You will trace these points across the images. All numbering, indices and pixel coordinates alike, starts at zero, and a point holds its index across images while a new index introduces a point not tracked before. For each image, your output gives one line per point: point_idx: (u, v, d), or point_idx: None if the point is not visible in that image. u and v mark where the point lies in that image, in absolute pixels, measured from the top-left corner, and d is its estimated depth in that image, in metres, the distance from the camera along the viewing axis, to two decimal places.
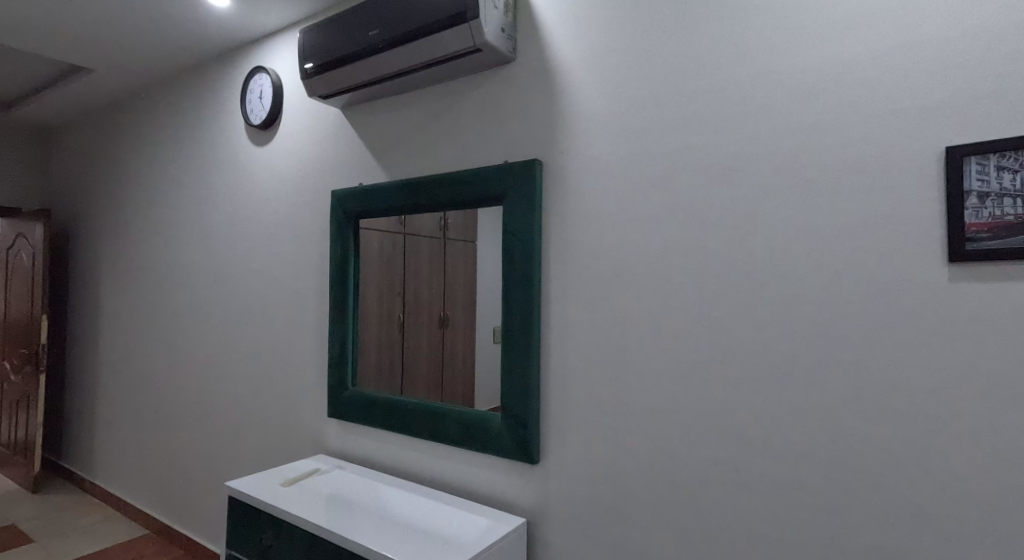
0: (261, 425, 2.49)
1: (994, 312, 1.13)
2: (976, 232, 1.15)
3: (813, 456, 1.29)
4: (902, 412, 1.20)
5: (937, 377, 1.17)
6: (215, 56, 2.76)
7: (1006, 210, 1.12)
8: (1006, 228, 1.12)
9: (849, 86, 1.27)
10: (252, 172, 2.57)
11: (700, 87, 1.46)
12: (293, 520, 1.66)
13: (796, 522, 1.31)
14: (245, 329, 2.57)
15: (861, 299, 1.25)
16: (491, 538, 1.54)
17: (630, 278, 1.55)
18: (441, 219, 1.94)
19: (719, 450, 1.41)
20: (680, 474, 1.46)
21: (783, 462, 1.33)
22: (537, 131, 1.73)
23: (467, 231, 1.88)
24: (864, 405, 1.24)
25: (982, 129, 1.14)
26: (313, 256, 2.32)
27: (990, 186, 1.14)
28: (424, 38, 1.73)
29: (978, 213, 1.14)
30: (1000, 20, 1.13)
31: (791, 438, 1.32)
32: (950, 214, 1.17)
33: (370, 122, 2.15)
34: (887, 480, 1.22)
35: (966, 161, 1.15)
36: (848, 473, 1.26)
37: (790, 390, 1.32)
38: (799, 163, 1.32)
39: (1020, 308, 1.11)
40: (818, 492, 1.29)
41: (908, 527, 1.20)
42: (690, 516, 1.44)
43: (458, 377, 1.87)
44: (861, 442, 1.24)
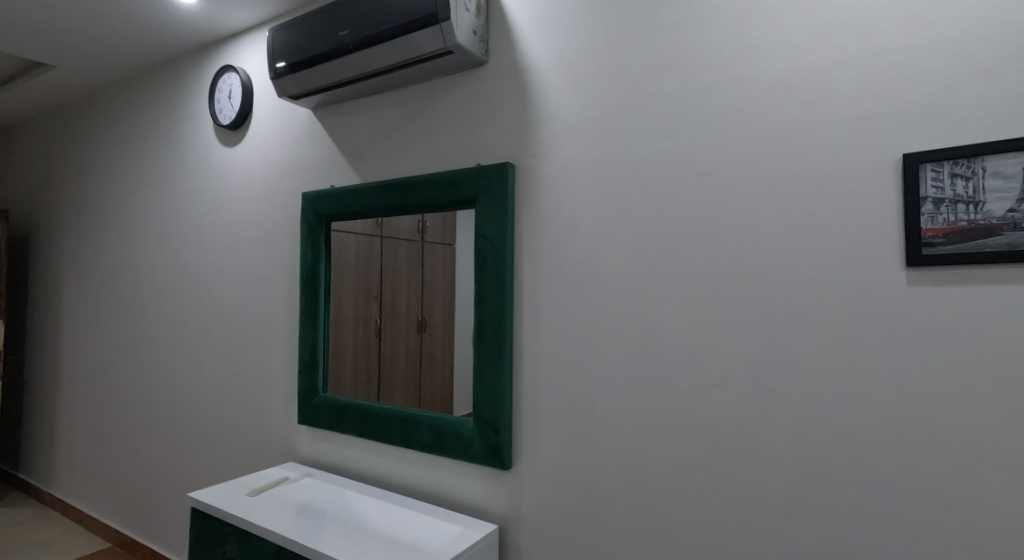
0: (225, 435, 2.40)
1: (954, 315, 1.12)
2: (932, 237, 1.14)
3: (785, 467, 1.27)
4: (871, 415, 1.18)
5: (905, 386, 1.15)
6: (182, 54, 2.65)
7: (960, 216, 1.11)
8: (960, 234, 1.11)
9: (823, 92, 1.25)
10: (220, 174, 2.48)
11: (672, 91, 1.43)
12: (254, 529, 1.60)
13: (764, 528, 1.29)
14: (211, 337, 2.48)
15: (832, 304, 1.23)
16: (461, 545, 1.48)
17: (600, 285, 1.51)
18: (419, 222, 1.84)
19: (689, 454, 1.38)
20: (651, 478, 1.42)
21: (753, 465, 1.30)
22: (508, 132, 1.68)
23: (445, 234, 1.78)
24: (834, 409, 1.22)
25: (943, 135, 1.13)
26: (282, 261, 2.25)
27: (945, 192, 1.13)
28: (395, 39, 1.67)
29: (934, 219, 1.13)
30: (976, 27, 1.11)
31: (762, 442, 1.29)
32: (906, 220, 1.16)
33: (341, 124, 2.08)
34: (855, 483, 1.20)
35: (921, 167, 1.14)
36: (816, 476, 1.23)
37: (762, 396, 1.29)
38: (776, 166, 1.29)
39: (979, 312, 1.10)
40: (789, 495, 1.26)
41: (876, 529, 1.18)
42: (660, 520, 1.41)
43: (432, 386, 1.76)
44: (831, 445, 1.22)
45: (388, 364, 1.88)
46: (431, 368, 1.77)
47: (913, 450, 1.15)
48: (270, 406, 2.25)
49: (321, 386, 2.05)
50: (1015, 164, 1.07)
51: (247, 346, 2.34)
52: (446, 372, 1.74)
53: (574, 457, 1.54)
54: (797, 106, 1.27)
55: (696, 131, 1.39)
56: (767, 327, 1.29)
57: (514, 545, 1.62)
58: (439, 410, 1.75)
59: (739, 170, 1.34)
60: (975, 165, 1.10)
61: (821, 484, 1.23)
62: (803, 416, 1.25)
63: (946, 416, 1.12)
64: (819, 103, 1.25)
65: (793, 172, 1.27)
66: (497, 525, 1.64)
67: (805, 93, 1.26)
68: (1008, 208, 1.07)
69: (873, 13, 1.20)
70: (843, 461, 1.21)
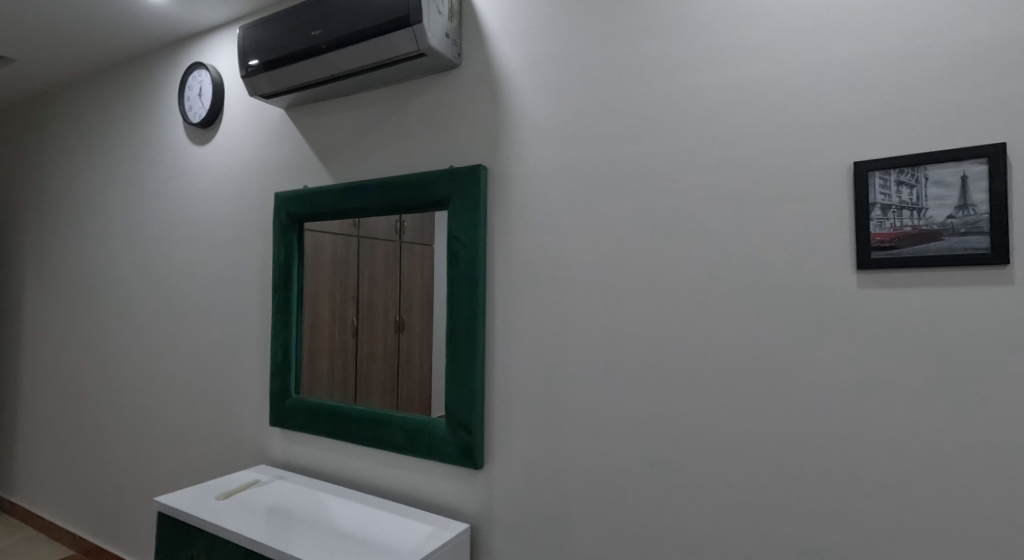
0: (195, 437, 2.37)
1: (903, 316, 1.16)
2: (880, 241, 1.18)
3: (747, 463, 1.30)
4: (827, 412, 1.23)
5: (860, 384, 1.20)
6: (152, 50, 2.61)
7: (905, 222, 1.16)
8: (906, 239, 1.16)
9: (785, 101, 1.28)
10: (190, 173, 2.44)
11: (640, 97, 1.45)
12: (222, 533, 1.58)
13: (727, 523, 1.32)
14: (180, 338, 2.44)
15: (792, 306, 1.26)
16: (432, 545, 1.49)
17: (570, 287, 1.53)
18: (396, 222, 1.83)
19: (655, 452, 1.40)
20: (618, 475, 1.45)
21: (716, 462, 1.33)
22: (480, 135, 1.70)
23: (423, 235, 1.77)
24: (792, 407, 1.26)
25: (893, 142, 1.18)
26: (253, 262, 2.22)
27: (892, 199, 1.17)
28: (368, 41, 1.67)
29: (881, 224, 1.18)
30: (925, 40, 1.16)
31: (724, 440, 1.33)
32: (856, 225, 1.20)
33: (314, 124, 2.07)
34: (813, 478, 1.24)
35: (870, 174, 1.19)
36: (776, 472, 1.27)
37: (725, 394, 1.33)
38: (739, 171, 1.33)
39: (927, 313, 1.15)
40: (751, 491, 1.30)
41: (832, 523, 1.22)
42: (628, 517, 1.44)
43: (408, 387, 1.76)
44: (789, 442, 1.26)
45: (364, 365, 1.87)
46: (407, 369, 1.77)
47: (866, 446, 1.19)
48: (241, 408, 2.23)
49: (293, 387, 2.04)
50: (955, 172, 1.12)
51: (217, 348, 2.31)
52: (422, 373, 1.74)
53: (544, 456, 1.56)
54: (760, 114, 1.31)
55: (663, 137, 1.42)
56: (732, 328, 1.32)
57: (485, 544, 1.63)
58: (414, 410, 1.74)
59: (705, 174, 1.37)
60: (918, 173, 1.15)
61: (781, 480, 1.27)
62: (765, 414, 1.29)
63: (896, 413, 1.17)
64: (779, 111, 1.29)
65: (757, 177, 1.31)
66: (469, 524, 1.65)
67: (767, 101, 1.30)
68: (949, 214, 1.13)
69: (831, 23, 1.24)
70: (803, 458, 1.25)
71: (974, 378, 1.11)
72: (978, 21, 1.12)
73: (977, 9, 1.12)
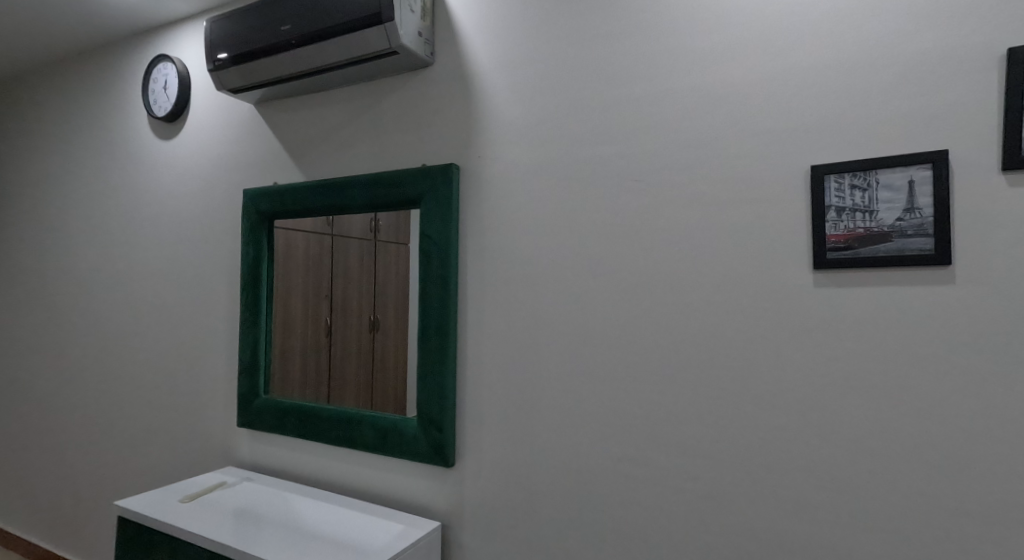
0: (161, 438, 2.32)
1: (857, 314, 1.21)
2: (835, 242, 1.23)
3: (710, 457, 1.34)
4: (786, 408, 1.27)
5: (817, 381, 1.24)
6: (115, 41, 2.54)
7: (858, 224, 1.21)
8: (859, 240, 1.21)
9: (748, 106, 1.32)
10: (155, 167, 2.39)
11: (609, 99, 1.48)
12: (186, 536, 1.56)
13: (691, 516, 1.35)
14: (144, 337, 2.39)
15: (753, 305, 1.30)
16: (401, 544, 1.49)
17: (540, 286, 1.55)
18: (371, 220, 1.82)
19: (621, 447, 1.43)
20: (586, 470, 1.47)
21: (680, 456, 1.37)
22: (452, 134, 1.71)
23: (397, 234, 1.76)
24: (752, 402, 1.30)
25: (849, 148, 1.22)
26: (221, 259, 2.19)
27: (846, 202, 1.22)
28: (339, 37, 1.67)
29: (836, 226, 1.23)
30: (878, 49, 1.20)
31: (688, 435, 1.36)
32: (813, 227, 1.25)
33: (284, 120, 2.05)
34: (772, 471, 1.28)
35: (825, 178, 1.23)
36: (737, 465, 1.31)
37: (689, 390, 1.36)
38: (705, 174, 1.36)
39: (879, 311, 1.19)
40: (714, 484, 1.33)
41: (791, 515, 1.26)
42: (595, 512, 1.46)
43: (382, 387, 1.75)
44: (750, 436, 1.30)
45: (337, 365, 1.86)
46: (382, 369, 1.76)
47: (822, 440, 1.23)
48: (208, 408, 2.20)
49: (261, 387, 2.02)
50: (903, 177, 1.17)
51: (183, 348, 2.27)
52: (397, 373, 1.73)
53: (513, 453, 1.57)
54: (725, 117, 1.34)
55: (631, 139, 1.45)
56: (696, 326, 1.36)
57: (455, 542, 1.65)
58: (387, 410, 1.74)
59: (673, 177, 1.40)
60: (870, 177, 1.20)
61: (742, 474, 1.30)
62: (727, 410, 1.32)
63: (850, 408, 1.21)
64: (743, 116, 1.32)
65: (722, 179, 1.34)
66: (439, 521, 1.65)
67: (732, 105, 1.34)
68: (898, 216, 1.17)
69: (792, 31, 1.28)
70: (763, 451, 1.29)
71: (921, 373, 1.16)
72: (927, 32, 1.17)
73: (926, 19, 1.17)
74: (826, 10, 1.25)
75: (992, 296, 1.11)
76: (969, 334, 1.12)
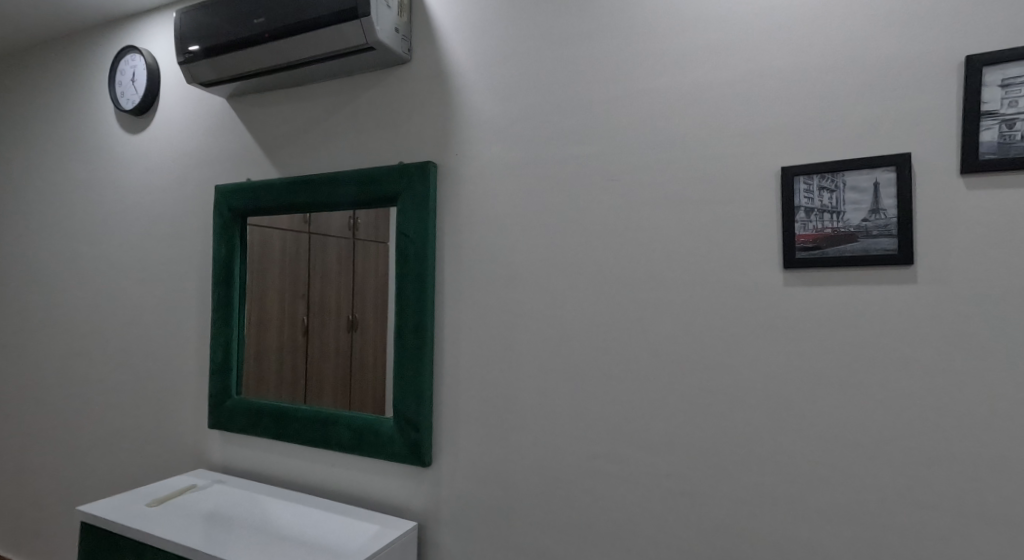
0: (129, 439, 2.26)
1: (824, 313, 1.24)
2: (804, 242, 1.25)
3: (683, 454, 1.36)
4: (756, 404, 1.29)
5: (787, 380, 1.27)
6: (81, 31, 2.47)
7: (826, 224, 1.24)
8: (827, 240, 1.24)
9: (721, 108, 1.34)
10: (124, 162, 2.33)
11: (586, 99, 1.49)
12: (154, 541, 1.52)
13: (664, 512, 1.37)
14: (111, 336, 2.32)
15: (725, 303, 1.33)
16: (375, 545, 1.48)
17: (517, 285, 1.56)
18: (350, 218, 1.80)
19: (595, 444, 1.45)
20: (561, 467, 1.49)
21: (654, 453, 1.39)
22: (428, 132, 1.70)
23: (376, 232, 1.74)
24: (724, 399, 1.32)
25: (819, 150, 1.25)
26: (192, 256, 2.15)
27: (815, 203, 1.25)
28: (314, 31, 1.65)
29: (805, 226, 1.25)
30: (845, 54, 1.23)
31: (661, 431, 1.38)
32: (783, 227, 1.27)
33: (258, 116, 2.02)
34: (743, 467, 1.30)
35: (795, 179, 1.26)
36: (709, 462, 1.33)
37: (662, 388, 1.38)
38: (679, 174, 1.38)
39: (845, 310, 1.22)
40: (687, 480, 1.35)
41: (761, 510, 1.29)
42: (570, 508, 1.47)
43: (360, 387, 1.74)
44: (721, 432, 1.32)
45: (314, 365, 1.83)
46: (361, 369, 1.74)
47: (791, 436, 1.26)
48: (178, 409, 2.15)
49: (233, 388, 1.99)
50: (868, 179, 1.21)
51: (153, 347, 2.22)
52: (375, 372, 1.72)
53: (489, 451, 1.58)
54: (699, 118, 1.36)
55: (608, 139, 1.46)
56: (669, 324, 1.38)
57: (432, 542, 1.64)
58: (365, 409, 1.73)
59: (649, 177, 1.41)
60: (838, 179, 1.23)
61: (714, 470, 1.33)
62: (700, 408, 1.34)
63: (817, 404, 1.24)
64: (717, 117, 1.34)
65: (696, 180, 1.36)
66: (415, 521, 1.65)
67: (706, 106, 1.36)
68: (863, 217, 1.21)
69: (765, 35, 1.30)
70: (733, 447, 1.31)
71: (884, 369, 1.19)
72: (894, 38, 1.20)
73: (891, 26, 1.20)
74: (796, 15, 1.28)
75: (952, 295, 1.15)
76: (931, 333, 1.16)
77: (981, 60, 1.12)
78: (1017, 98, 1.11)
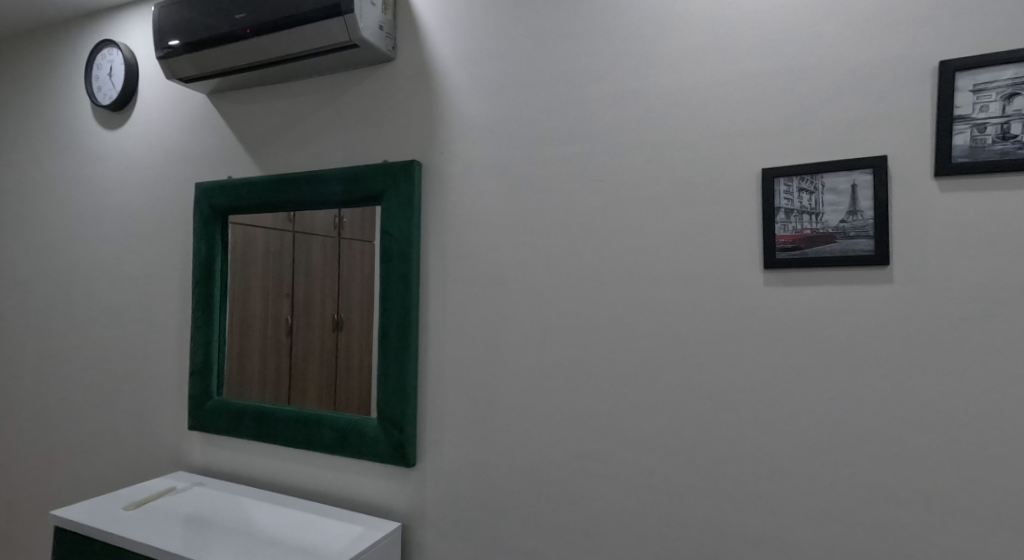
0: (100, 447, 2.10)
1: (859, 299, 1.11)
2: (784, 243, 1.16)
3: (701, 456, 1.22)
4: (782, 401, 1.16)
5: (796, 377, 1.15)
6: (53, 23, 2.30)
7: (805, 225, 1.15)
8: (807, 241, 1.14)
9: (745, 74, 1.20)
10: (98, 159, 2.16)
11: (592, 70, 1.35)
12: (122, 542, 1.38)
13: (682, 520, 1.23)
14: (81, 340, 2.16)
15: (746, 289, 1.19)
16: (362, 546, 1.35)
17: (505, 284, 1.42)
18: (335, 217, 1.64)
19: (603, 445, 1.30)
20: (564, 471, 1.34)
21: (668, 455, 1.24)
22: (418, 108, 1.56)
23: (363, 231, 1.58)
24: (747, 396, 1.18)
25: (856, 119, 1.12)
26: (167, 252, 1.99)
27: (795, 203, 1.15)
28: (293, 29, 1.51)
29: (785, 226, 1.16)
30: (884, 13, 1.10)
31: (676, 432, 1.24)
32: (762, 227, 1.18)
33: (237, 112, 1.86)
34: (769, 469, 1.16)
35: (775, 181, 1.17)
36: (731, 465, 1.19)
37: (675, 383, 1.24)
38: (699, 147, 1.24)
39: (882, 295, 1.09)
40: (707, 485, 1.21)
41: (792, 517, 1.15)
42: (576, 517, 1.33)
43: (346, 389, 1.59)
44: (743, 432, 1.18)
45: (299, 365, 1.67)
46: (346, 369, 1.59)
47: (822, 435, 1.13)
48: (151, 416, 2.00)
49: (214, 389, 1.83)
50: (846, 180, 1.12)
51: (123, 353, 2.06)
52: (363, 373, 1.56)
53: (484, 454, 1.43)
54: (720, 87, 1.22)
55: (618, 113, 1.32)
56: (684, 313, 1.24)
57: (412, 553, 1.50)
58: (350, 410, 1.58)
59: (664, 153, 1.27)
60: (817, 180, 1.14)
61: (737, 474, 1.19)
62: (719, 407, 1.20)
63: (851, 400, 1.11)
64: (730, 119, 1.21)
65: (719, 154, 1.22)
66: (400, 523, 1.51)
67: (731, 72, 1.21)
68: (842, 218, 1.12)
69: None
70: (757, 448, 1.17)
71: (927, 360, 1.06)
72: None
73: None
74: None
75: (1004, 274, 1.02)
76: (940, 326, 1.06)
77: (956, 67, 1.04)
78: (989, 104, 1.03)
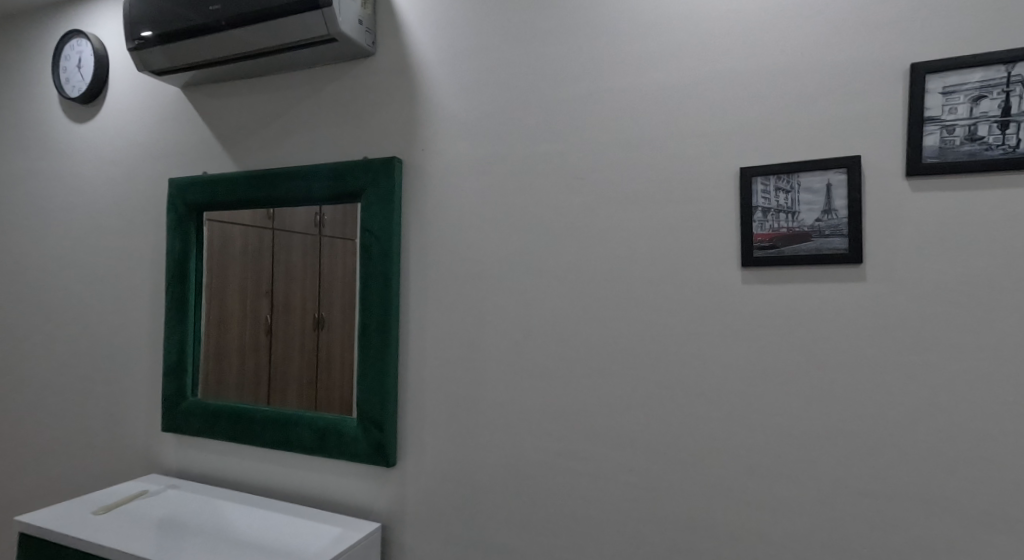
0: (69, 449, 2.05)
1: (834, 297, 1.12)
2: (761, 242, 1.17)
3: (680, 453, 1.22)
4: (760, 398, 1.17)
5: (774, 374, 1.16)
6: (19, 14, 2.23)
7: (782, 224, 1.15)
8: (784, 240, 1.15)
9: (726, 74, 1.21)
10: (67, 153, 2.10)
11: (575, 68, 1.34)
12: (89, 548, 1.35)
13: (661, 517, 1.23)
14: (49, 339, 2.10)
15: (725, 288, 1.20)
16: (339, 548, 1.33)
17: (485, 282, 1.42)
18: (315, 214, 1.61)
19: (583, 443, 1.30)
20: (545, 470, 1.34)
21: (648, 453, 1.25)
22: (397, 105, 1.54)
23: (344, 228, 1.56)
24: (725, 394, 1.19)
25: (833, 120, 1.13)
26: (139, 249, 1.95)
27: (772, 202, 1.16)
28: (270, 22, 1.48)
29: (761, 225, 1.17)
30: (861, 16, 1.11)
31: (655, 429, 1.24)
32: (741, 226, 1.19)
33: (212, 106, 1.82)
34: (747, 466, 1.17)
35: (753, 180, 1.17)
36: (709, 462, 1.20)
37: (655, 382, 1.25)
38: (680, 147, 1.24)
39: (857, 293, 1.11)
40: (686, 482, 1.22)
41: (769, 513, 1.16)
42: (556, 515, 1.33)
43: (326, 388, 1.57)
44: (722, 429, 1.19)
45: (278, 365, 1.65)
46: (327, 368, 1.57)
47: (799, 431, 1.14)
48: (123, 418, 1.95)
49: (188, 389, 1.79)
50: (822, 180, 1.13)
51: (94, 353, 2.01)
52: (344, 372, 1.54)
53: (464, 453, 1.42)
54: (701, 87, 1.22)
55: (600, 111, 1.31)
56: (664, 312, 1.24)
57: (391, 553, 1.49)
58: (329, 410, 1.56)
59: (645, 152, 1.27)
60: (793, 179, 1.15)
61: (716, 470, 1.19)
62: (698, 405, 1.21)
63: (827, 396, 1.12)
64: (708, 119, 1.22)
65: (699, 153, 1.22)
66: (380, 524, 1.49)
67: (711, 73, 1.22)
68: (817, 217, 1.13)
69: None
70: (735, 445, 1.18)
71: (900, 357, 1.08)
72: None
73: None
74: None
75: (974, 274, 1.04)
76: (914, 324, 1.07)
77: (929, 71, 1.06)
78: (958, 105, 1.05)
